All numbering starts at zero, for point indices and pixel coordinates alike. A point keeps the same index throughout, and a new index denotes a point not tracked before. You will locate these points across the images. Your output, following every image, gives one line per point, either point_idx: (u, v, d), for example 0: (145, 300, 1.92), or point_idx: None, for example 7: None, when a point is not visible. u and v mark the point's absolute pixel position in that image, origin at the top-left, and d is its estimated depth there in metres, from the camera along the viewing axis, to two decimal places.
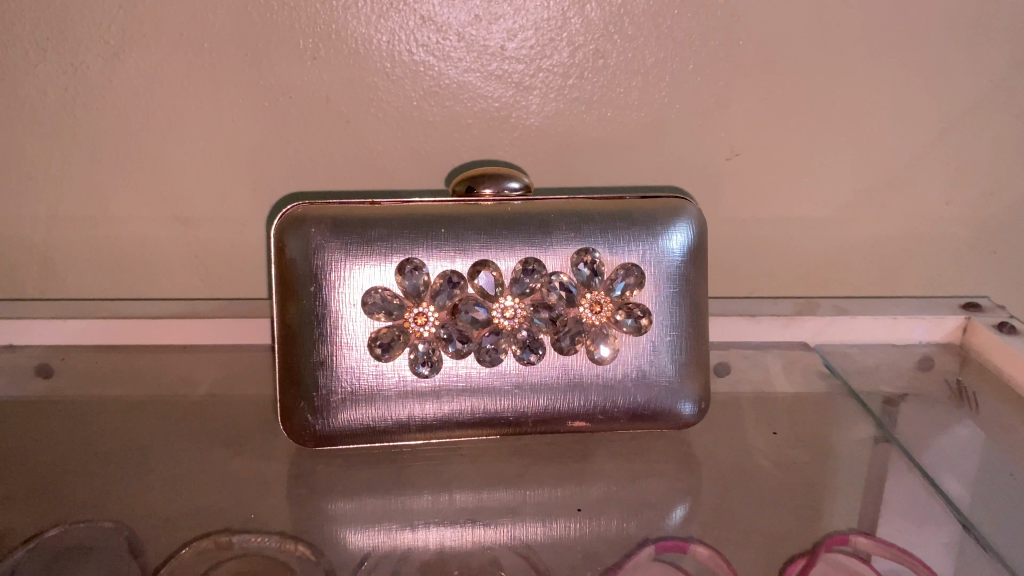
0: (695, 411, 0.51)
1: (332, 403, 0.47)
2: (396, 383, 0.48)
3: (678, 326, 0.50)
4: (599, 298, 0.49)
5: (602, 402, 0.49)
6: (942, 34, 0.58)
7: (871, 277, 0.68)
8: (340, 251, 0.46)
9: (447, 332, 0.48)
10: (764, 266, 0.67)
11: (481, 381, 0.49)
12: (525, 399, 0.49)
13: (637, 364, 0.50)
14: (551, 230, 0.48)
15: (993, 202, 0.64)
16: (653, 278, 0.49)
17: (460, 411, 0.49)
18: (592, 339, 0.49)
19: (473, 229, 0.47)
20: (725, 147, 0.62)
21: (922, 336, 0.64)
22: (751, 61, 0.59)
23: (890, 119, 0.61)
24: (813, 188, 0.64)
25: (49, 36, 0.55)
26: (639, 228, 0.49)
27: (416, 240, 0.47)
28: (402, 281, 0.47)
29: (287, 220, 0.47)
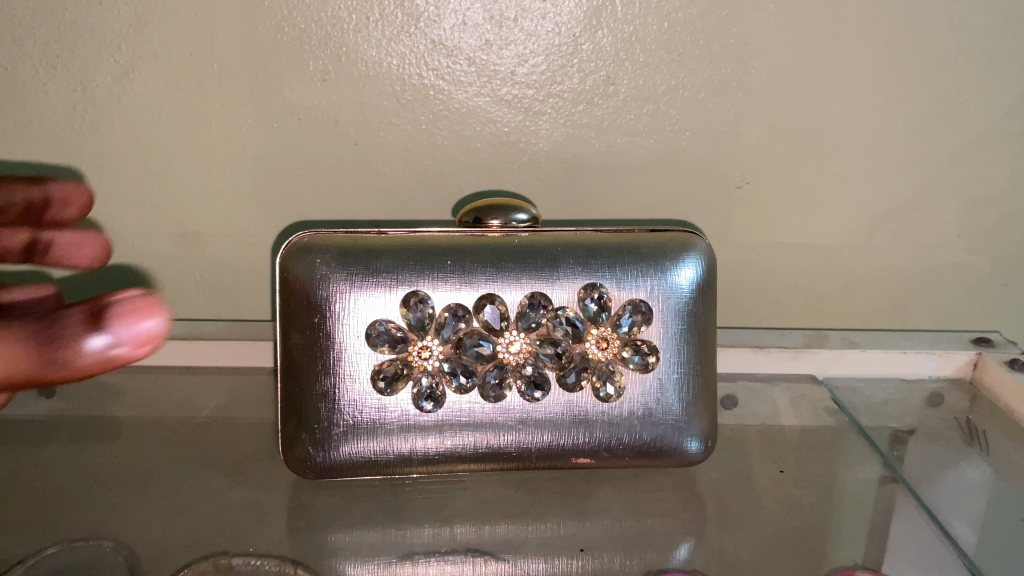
0: (702, 449, 0.50)
1: (333, 436, 0.47)
2: (399, 417, 0.47)
3: (685, 363, 0.49)
4: (605, 334, 0.49)
5: (608, 439, 0.49)
6: (957, 67, 0.58)
7: (881, 311, 0.67)
8: (345, 281, 0.46)
9: (451, 366, 0.48)
10: (773, 297, 0.67)
11: (484, 417, 0.48)
12: (528, 435, 0.48)
13: (644, 402, 0.49)
14: (559, 263, 0.47)
15: (1006, 236, 0.64)
16: (661, 314, 0.49)
17: (463, 446, 0.48)
18: (598, 376, 0.49)
19: (479, 261, 0.47)
20: (735, 175, 0.61)
21: (932, 371, 0.63)
22: (763, 90, 0.58)
23: (903, 149, 0.61)
24: (823, 219, 0.63)
25: (58, 53, 0.55)
26: (648, 264, 0.48)
27: (422, 272, 0.46)
28: (406, 313, 0.46)
29: (291, 248, 0.46)
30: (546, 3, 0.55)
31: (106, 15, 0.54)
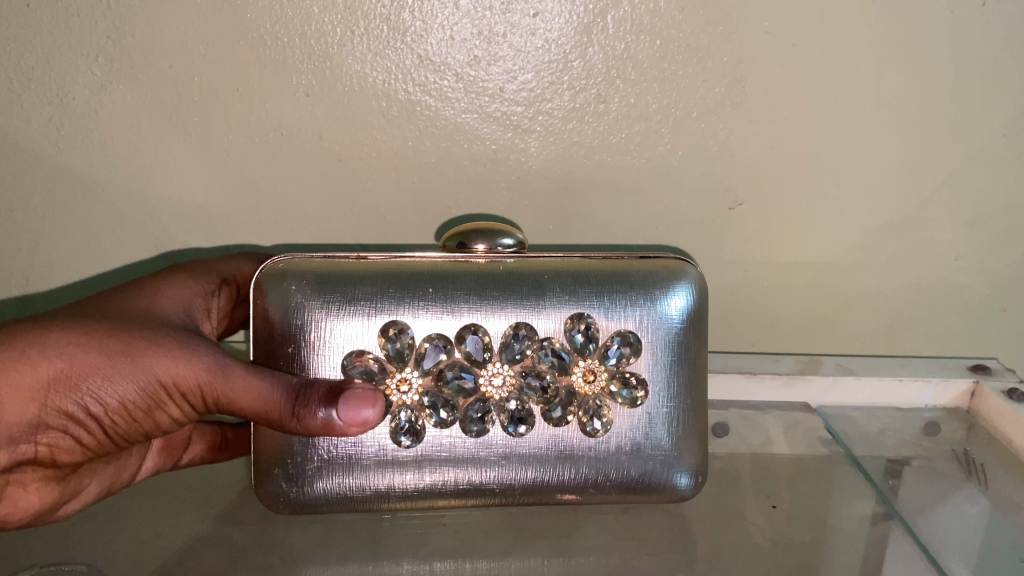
0: (691, 484, 0.49)
1: (308, 472, 0.46)
2: (376, 452, 0.46)
3: (676, 396, 0.48)
4: (593, 366, 0.48)
5: (594, 475, 0.48)
6: (954, 89, 0.57)
7: (875, 334, 0.67)
8: (321, 308, 0.45)
9: (431, 400, 0.46)
10: (765, 319, 0.66)
11: (465, 452, 0.47)
12: (512, 472, 0.47)
13: (632, 437, 0.48)
14: (546, 293, 0.46)
15: (1004, 260, 0.63)
16: (650, 345, 0.47)
17: (443, 483, 0.47)
18: (586, 411, 0.47)
19: (461, 289, 0.46)
20: (727, 197, 0.60)
21: (928, 400, 0.62)
22: (757, 109, 0.57)
23: (900, 172, 0.60)
24: (817, 243, 0.62)
25: (33, 64, 0.53)
26: (637, 293, 0.47)
27: (401, 300, 0.45)
28: (384, 343, 0.45)
29: (266, 274, 0.45)
30: (535, 18, 0.54)
31: (83, 26, 0.52)
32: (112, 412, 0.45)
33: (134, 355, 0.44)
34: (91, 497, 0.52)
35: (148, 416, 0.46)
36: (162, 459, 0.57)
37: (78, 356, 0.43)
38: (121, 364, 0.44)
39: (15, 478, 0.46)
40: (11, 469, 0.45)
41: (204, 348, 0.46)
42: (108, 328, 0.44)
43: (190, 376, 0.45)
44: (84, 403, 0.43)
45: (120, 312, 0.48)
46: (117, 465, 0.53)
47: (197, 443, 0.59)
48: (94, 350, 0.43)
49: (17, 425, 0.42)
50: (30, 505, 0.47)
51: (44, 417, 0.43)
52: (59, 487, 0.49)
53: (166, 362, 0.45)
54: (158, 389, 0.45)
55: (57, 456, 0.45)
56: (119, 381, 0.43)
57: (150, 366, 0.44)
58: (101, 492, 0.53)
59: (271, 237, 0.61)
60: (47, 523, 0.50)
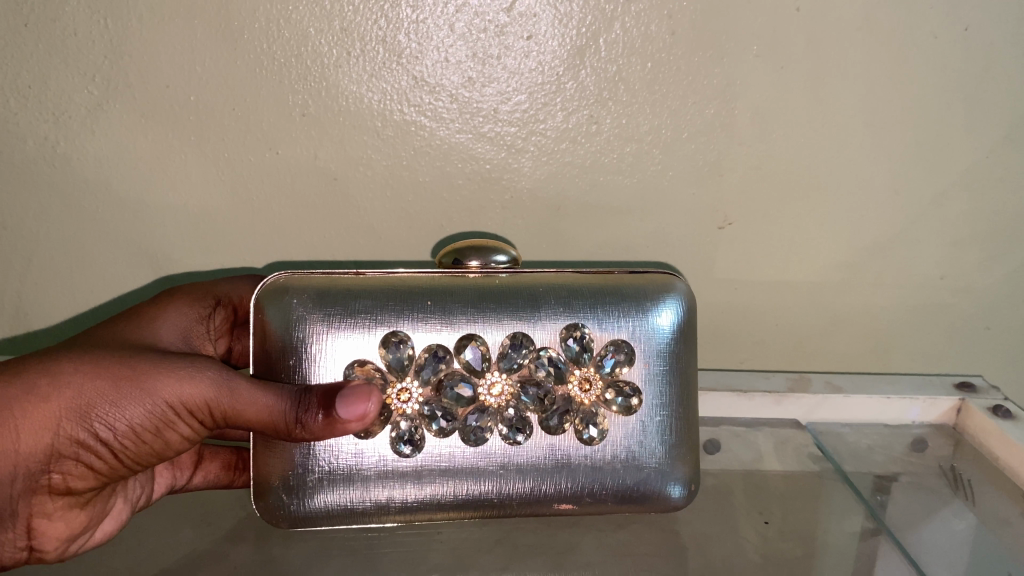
0: (683, 495, 0.51)
1: (308, 483, 0.47)
2: (376, 463, 0.48)
3: (668, 406, 0.50)
4: (588, 376, 0.50)
5: (590, 483, 0.49)
6: (936, 112, 0.58)
7: (861, 353, 0.68)
8: (322, 321, 0.46)
9: (431, 410, 0.49)
10: (754, 339, 0.67)
11: (465, 462, 0.49)
12: (510, 482, 0.49)
13: (627, 445, 0.50)
14: (540, 308, 0.48)
15: (987, 279, 0.64)
16: (643, 355, 0.50)
17: (441, 494, 0.48)
18: (581, 419, 0.50)
19: (459, 301, 0.48)
20: (717, 216, 0.61)
21: (915, 417, 0.63)
22: (746, 131, 0.58)
23: (884, 193, 0.61)
24: (804, 263, 0.64)
25: (30, 83, 0.54)
26: (629, 305, 0.49)
27: (401, 313, 0.47)
28: (386, 354, 0.47)
29: (266, 290, 0.47)
30: (529, 41, 0.55)
31: (80, 45, 0.53)
32: (123, 436, 0.45)
33: (140, 379, 0.44)
34: (120, 515, 0.55)
35: (160, 438, 0.46)
36: (174, 473, 0.58)
37: (84, 385, 0.43)
38: (127, 389, 0.44)
39: (38, 509, 0.47)
40: (32, 499, 0.46)
41: (211, 366, 0.46)
42: (114, 356, 0.45)
43: (198, 395, 0.45)
44: (95, 430, 0.44)
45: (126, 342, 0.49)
46: (137, 481, 0.55)
47: (210, 463, 0.60)
48: (100, 378, 0.44)
49: (34, 456, 0.44)
50: (62, 532, 0.49)
51: (57, 445, 0.44)
52: (84, 511, 0.50)
53: (171, 382, 0.45)
54: (166, 410, 0.45)
55: (75, 483, 0.46)
56: (127, 406, 0.44)
57: (157, 389, 0.44)
58: (126, 510, 0.55)
59: (267, 256, 0.61)
60: (83, 547, 0.52)
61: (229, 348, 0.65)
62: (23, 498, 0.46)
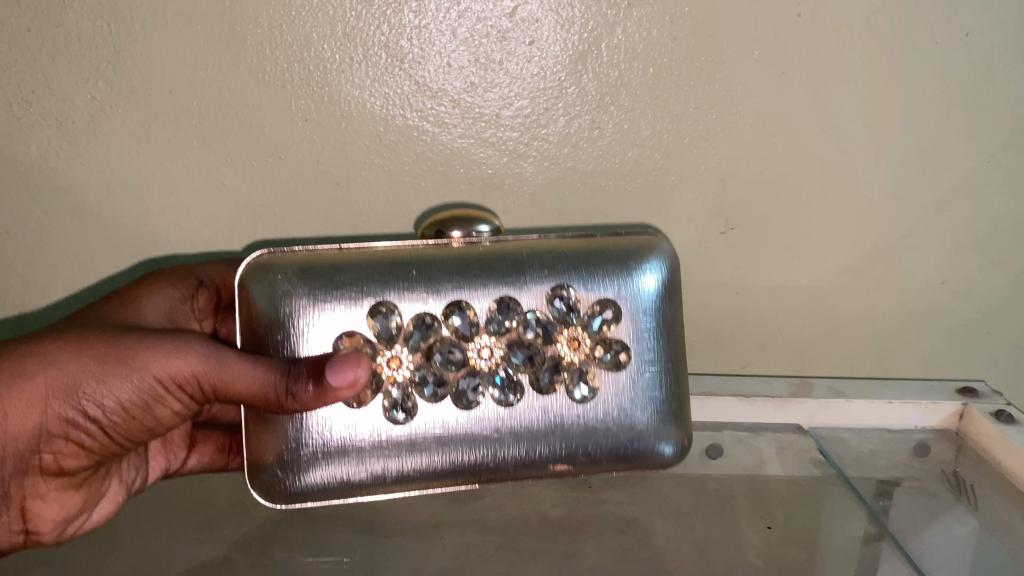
0: (675, 452, 0.52)
1: (302, 459, 0.47)
2: (370, 435, 0.48)
3: (655, 361, 0.52)
4: (576, 335, 0.51)
5: (586, 443, 0.50)
6: (937, 116, 0.58)
7: (863, 358, 0.68)
8: (307, 296, 0.46)
9: (422, 375, 0.50)
10: (756, 343, 0.66)
11: (459, 428, 0.49)
12: (505, 446, 0.49)
13: (618, 403, 0.51)
14: (528, 271, 0.49)
15: (989, 283, 0.64)
16: (629, 313, 0.51)
17: (437, 463, 0.49)
18: (571, 377, 0.51)
19: (446, 270, 0.48)
20: (719, 221, 0.61)
21: (917, 421, 0.62)
22: (748, 135, 0.58)
23: (886, 198, 0.61)
24: (805, 268, 0.64)
25: (33, 88, 0.54)
26: (614, 265, 0.50)
27: (388, 283, 0.47)
28: (374, 323, 0.47)
29: (249, 268, 0.47)
30: (531, 46, 0.55)
31: (83, 50, 0.53)
32: (111, 413, 0.46)
33: (126, 355, 0.45)
34: (117, 497, 0.56)
35: (149, 413, 0.47)
36: (168, 458, 0.60)
37: (71, 364, 0.44)
38: (113, 366, 0.44)
39: (32, 490, 0.49)
40: (25, 479, 0.48)
41: (198, 341, 0.46)
42: (99, 335, 0.46)
43: (186, 368, 0.45)
44: (83, 407, 0.45)
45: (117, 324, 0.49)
46: (129, 462, 0.56)
47: (204, 446, 0.61)
48: (86, 356, 0.44)
49: (25, 435, 0.45)
50: (57, 514, 0.51)
51: (46, 424, 0.45)
52: (78, 493, 0.52)
53: (158, 357, 0.45)
54: (154, 385, 0.45)
55: (66, 460, 0.48)
56: (114, 383, 0.44)
57: (143, 365, 0.45)
58: (122, 492, 0.57)
59: None
60: (80, 528, 0.55)
61: (213, 328, 0.64)
62: (16, 477, 0.47)
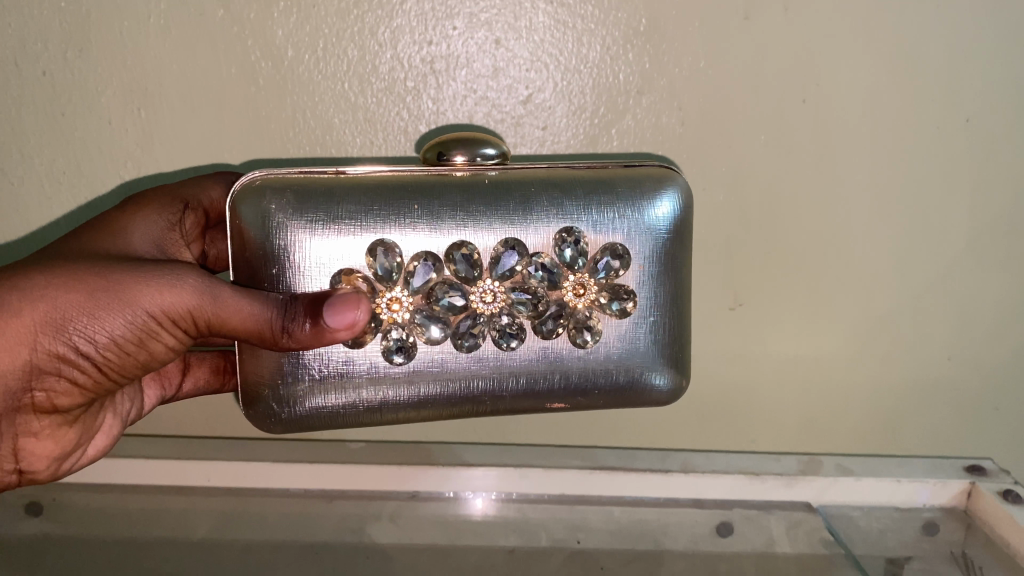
0: (672, 394, 0.54)
1: (298, 393, 0.50)
2: (367, 368, 0.50)
3: (659, 307, 0.53)
4: (582, 281, 0.52)
5: (582, 382, 0.52)
6: (940, 196, 0.60)
7: (873, 429, 0.68)
8: (304, 226, 0.47)
9: (424, 318, 0.50)
10: (765, 417, 0.68)
11: (457, 365, 0.51)
12: (503, 382, 0.51)
13: (619, 346, 0.53)
14: (532, 204, 0.49)
15: (995, 357, 0.65)
16: (637, 257, 0.52)
17: (433, 395, 0.51)
18: (575, 325, 0.52)
19: (447, 204, 0.49)
20: (727, 297, 0.63)
21: (925, 499, 0.63)
22: (754, 212, 0.60)
23: (890, 274, 0.62)
24: (813, 343, 0.65)
25: (66, 170, 0.57)
26: (624, 205, 0.51)
27: (386, 216, 0.48)
28: (373, 263, 0.48)
29: (242, 192, 0.47)
30: (544, 131, 0.57)
31: (113, 132, 0.56)
32: (104, 349, 0.46)
33: (117, 289, 0.45)
34: (112, 430, 0.58)
35: (142, 350, 0.47)
36: (163, 386, 0.60)
37: (61, 298, 0.44)
38: (103, 300, 0.44)
39: (23, 427, 0.50)
40: (17, 415, 0.48)
41: (191, 274, 0.46)
42: (89, 267, 0.45)
43: (179, 303, 0.45)
44: (75, 343, 0.45)
45: (103, 254, 0.48)
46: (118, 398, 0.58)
47: (199, 370, 0.62)
48: (76, 290, 0.44)
49: (14, 371, 0.45)
50: (52, 450, 0.53)
51: (36, 361, 0.45)
52: (71, 431, 0.54)
53: (150, 291, 0.45)
54: (147, 320, 0.45)
55: (58, 398, 0.48)
56: (105, 319, 0.44)
57: (135, 299, 0.45)
58: (118, 425, 0.59)
59: None
60: (76, 462, 0.57)
61: (202, 253, 0.62)
62: (7, 413, 0.48)
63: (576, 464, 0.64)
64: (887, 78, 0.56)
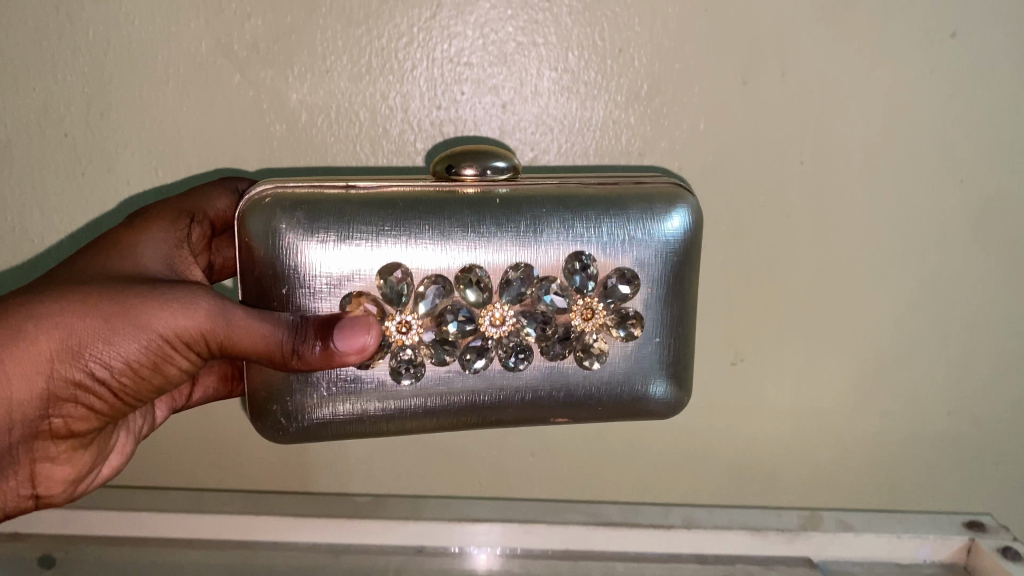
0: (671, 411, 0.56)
1: (307, 408, 0.51)
2: (375, 385, 0.51)
3: (664, 329, 0.54)
4: (591, 306, 0.52)
5: (586, 398, 0.54)
6: (936, 254, 0.61)
7: (875, 481, 0.69)
8: (314, 246, 0.48)
9: (432, 340, 0.51)
10: (765, 470, 0.69)
11: (463, 384, 0.52)
12: (508, 399, 0.53)
13: (624, 365, 0.54)
14: (540, 223, 0.50)
15: (991, 412, 0.66)
16: (646, 278, 0.52)
17: (440, 410, 0.52)
18: (580, 347, 0.53)
19: (457, 226, 0.49)
20: (728, 352, 0.64)
21: (926, 555, 0.64)
22: (755, 269, 0.61)
23: (889, 330, 0.64)
24: (814, 397, 0.66)
25: (85, 229, 0.59)
26: (633, 226, 0.51)
27: (397, 237, 0.48)
28: (382, 286, 0.49)
29: (250, 209, 0.47)
30: None
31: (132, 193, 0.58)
32: (119, 373, 0.46)
33: (130, 313, 0.45)
34: (126, 448, 0.59)
35: (157, 372, 0.47)
36: (173, 398, 0.60)
37: (76, 324, 0.44)
38: (116, 326, 0.45)
39: (41, 452, 0.50)
40: (36, 440, 0.49)
41: (204, 295, 0.46)
42: (102, 291, 0.46)
43: (191, 325, 0.46)
44: (97, 368, 0.45)
45: (120, 274, 0.48)
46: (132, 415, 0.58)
47: (207, 377, 0.61)
48: (89, 316, 0.45)
49: (32, 398, 0.45)
50: (69, 472, 0.53)
51: (54, 388, 0.45)
52: (87, 453, 0.54)
53: (162, 313, 0.45)
54: (160, 343, 0.46)
55: (75, 422, 0.49)
56: (119, 344, 0.45)
57: (148, 323, 0.45)
58: (132, 442, 0.59)
59: None
60: (92, 483, 0.57)
61: (209, 263, 0.62)
62: (26, 439, 0.48)
63: (580, 519, 0.65)
64: (883, 140, 0.58)
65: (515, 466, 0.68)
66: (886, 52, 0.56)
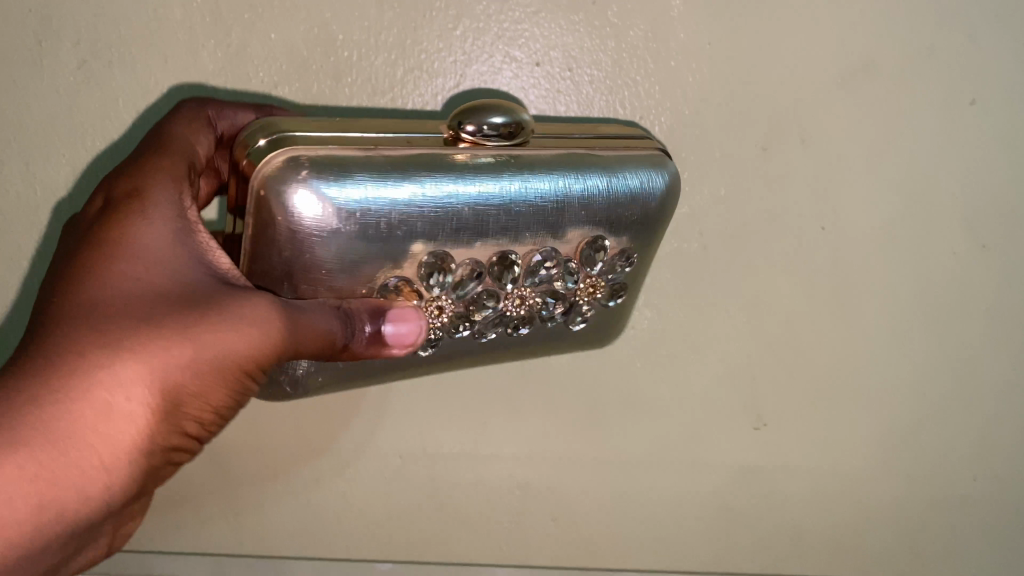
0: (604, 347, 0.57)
1: (299, 378, 0.45)
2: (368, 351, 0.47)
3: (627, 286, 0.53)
4: (593, 281, 0.50)
5: (549, 344, 0.53)
6: (961, 321, 0.61)
7: (898, 546, 0.69)
8: (344, 232, 0.40)
9: (455, 317, 0.47)
10: (789, 536, 0.68)
11: (457, 343, 0.49)
12: (488, 351, 0.51)
13: (590, 320, 0.53)
14: (566, 202, 0.45)
15: (1014, 477, 0.66)
16: (634, 249, 0.50)
17: (424, 366, 0.49)
18: (569, 312, 0.52)
19: (490, 210, 0.43)
20: (752, 418, 0.64)
21: None
22: (775, 331, 0.61)
23: (911, 395, 0.64)
24: (837, 462, 0.66)
25: None
26: (639, 203, 0.48)
27: (432, 219, 0.42)
28: (422, 276, 0.43)
29: (276, 189, 0.38)
30: None
31: None
32: (213, 412, 0.39)
33: (205, 345, 0.37)
34: None
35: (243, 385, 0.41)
36: None
37: (152, 383, 0.36)
38: (197, 365, 0.37)
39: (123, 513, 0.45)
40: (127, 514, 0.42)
41: (260, 297, 0.38)
42: (156, 333, 0.36)
43: (267, 339, 0.38)
44: (181, 430, 0.38)
45: (145, 292, 0.38)
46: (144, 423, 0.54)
47: None
48: (160, 368, 0.36)
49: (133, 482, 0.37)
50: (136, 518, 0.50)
51: (151, 462, 0.38)
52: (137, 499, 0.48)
53: (234, 334, 0.37)
54: (239, 365, 0.38)
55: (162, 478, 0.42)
56: (208, 385, 0.38)
57: (223, 349, 0.37)
58: None
59: (316, 453, 0.63)
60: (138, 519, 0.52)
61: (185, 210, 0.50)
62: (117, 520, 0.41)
63: None
64: (903, 206, 0.58)
65: (535, 532, 0.67)
66: (905, 119, 0.56)
